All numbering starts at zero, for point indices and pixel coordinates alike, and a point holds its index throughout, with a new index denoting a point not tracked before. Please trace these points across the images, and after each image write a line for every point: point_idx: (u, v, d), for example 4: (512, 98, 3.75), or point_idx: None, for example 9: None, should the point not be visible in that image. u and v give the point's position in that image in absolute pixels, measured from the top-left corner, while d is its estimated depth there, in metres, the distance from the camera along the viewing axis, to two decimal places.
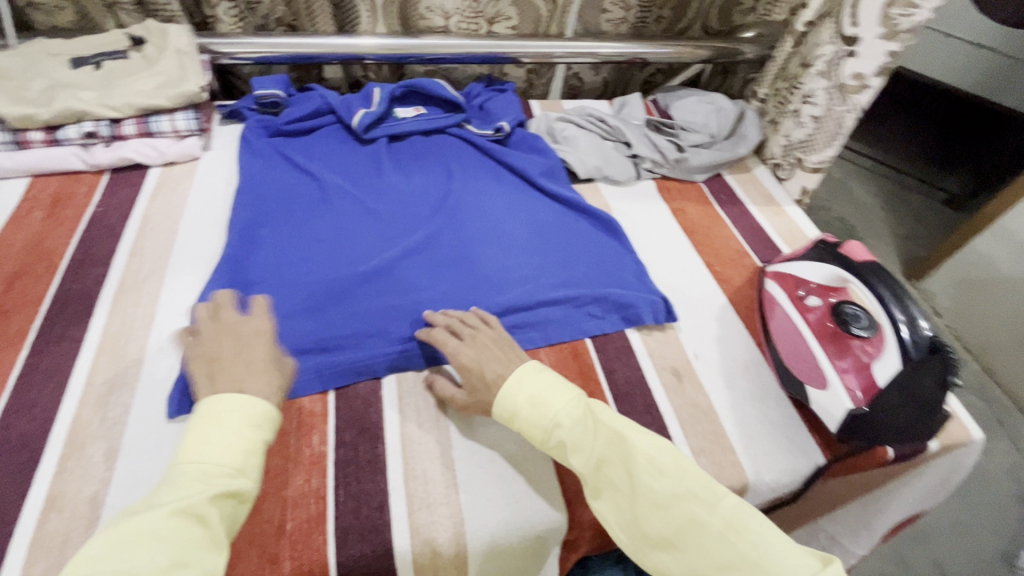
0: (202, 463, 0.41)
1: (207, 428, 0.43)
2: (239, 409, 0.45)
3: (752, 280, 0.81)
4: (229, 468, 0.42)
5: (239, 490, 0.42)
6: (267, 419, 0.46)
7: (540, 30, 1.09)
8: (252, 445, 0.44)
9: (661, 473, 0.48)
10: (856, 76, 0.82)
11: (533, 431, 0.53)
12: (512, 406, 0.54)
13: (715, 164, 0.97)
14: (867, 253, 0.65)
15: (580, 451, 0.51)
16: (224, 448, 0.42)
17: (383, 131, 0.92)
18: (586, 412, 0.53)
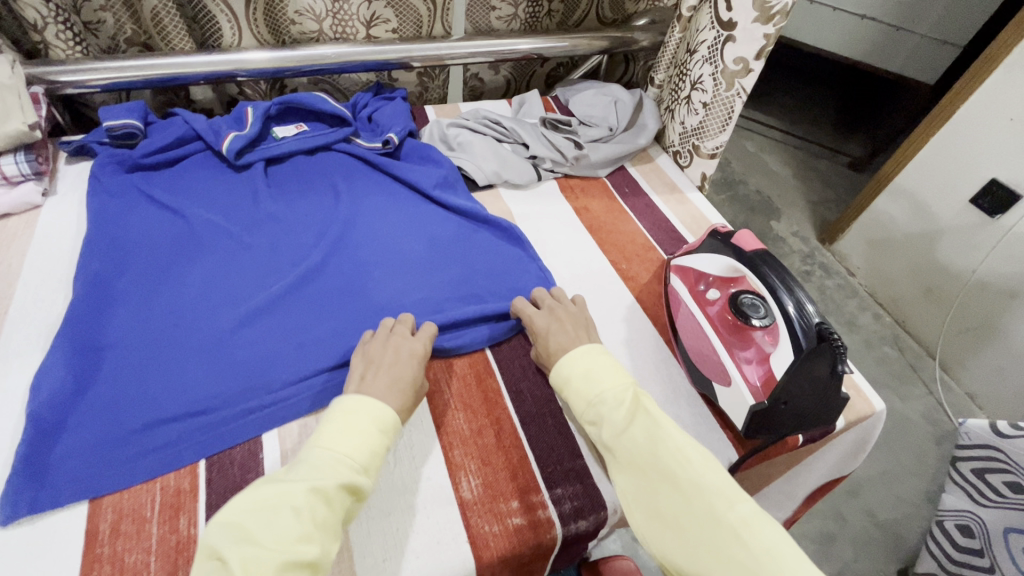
0: (337, 451, 0.48)
1: (347, 418, 0.50)
2: (363, 416, 0.51)
3: (659, 274, 0.80)
4: (355, 463, 0.48)
5: (360, 485, 0.47)
6: (393, 429, 0.52)
7: (424, 32, 1.04)
8: (377, 445, 0.50)
9: (688, 463, 0.47)
10: (739, 60, 0.81)
11: (578, 402, 0.56)
12: (567, 373, 0.57)
13: (615, 158, 0.96)
14: (757, 242, 0.64)
15: (612, 429, 0.52)
16: (357, 442, 0.49)
17: (259, 153, 0.84)
18: (634, 404, 0.53)
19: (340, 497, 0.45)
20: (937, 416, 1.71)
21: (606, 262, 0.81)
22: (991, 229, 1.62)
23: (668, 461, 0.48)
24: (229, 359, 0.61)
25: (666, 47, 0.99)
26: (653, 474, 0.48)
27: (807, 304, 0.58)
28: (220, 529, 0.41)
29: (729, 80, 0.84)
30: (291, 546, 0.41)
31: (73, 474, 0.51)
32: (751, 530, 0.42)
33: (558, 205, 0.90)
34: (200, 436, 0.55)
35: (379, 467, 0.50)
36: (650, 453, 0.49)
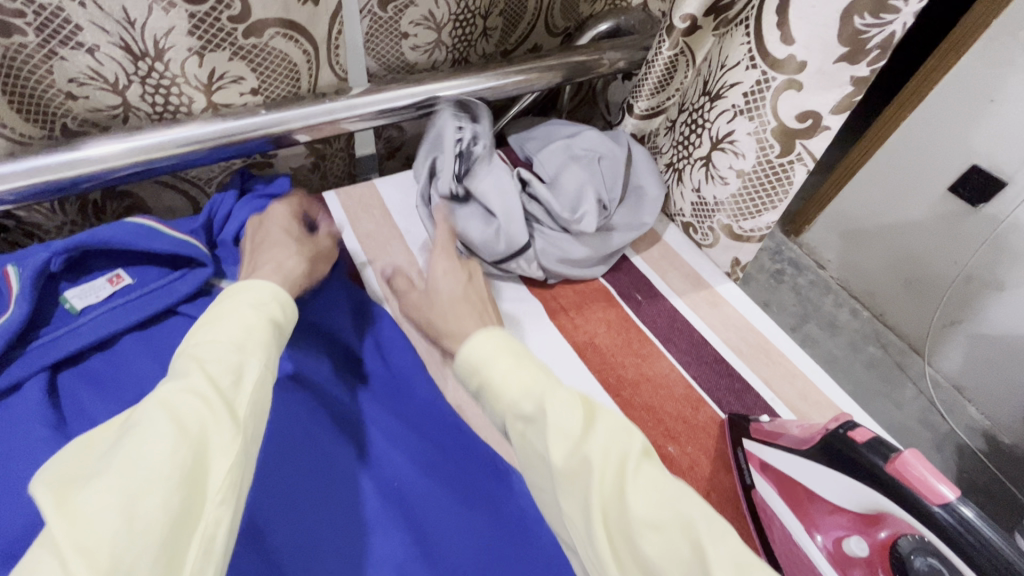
0: (196, 345, 0.37)
1: (211, 312, 0.40)
2: (234, 300, 0.41)
3: (723, 456, 0.53)
4: (229, 347, 0.37)
5: (244, 365, 0.36)
6: (272, 301, 0.43)
7: (303, 87, 0.67)
8: (256, 324, 0.40)
9: (658, 491, 0.35)
10: (802, 116, 0.55)
11: (499, 386, 0.41)
12: (481, 358, 0.42)
13: (615, 249, 0.67)
14: (923, 469, 0.38)
15: (562, 436, 0.37)
16: (225, 329, 0.38)
17: (36, 358, 0.48)
18: (584, 404, 0.39)
19: (221, 388, 0.34)
20: (932, 417, 1.63)
21: None
22: (974, 219, 1.49)
23: (633, 493, 0.34)
24: None
25: (651, 69, 0.68)
26: (612, 508, 0.34)
27: (967, 510, 0.36)
28: (43, 475, 0.29)
29: (782, 143, 0.58)
30: (146, 467, 0.29)
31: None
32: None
33: (550, 345, 0.60)
34: None
35: (267, 344, 0.39)
36: (616, 473, 0.35)
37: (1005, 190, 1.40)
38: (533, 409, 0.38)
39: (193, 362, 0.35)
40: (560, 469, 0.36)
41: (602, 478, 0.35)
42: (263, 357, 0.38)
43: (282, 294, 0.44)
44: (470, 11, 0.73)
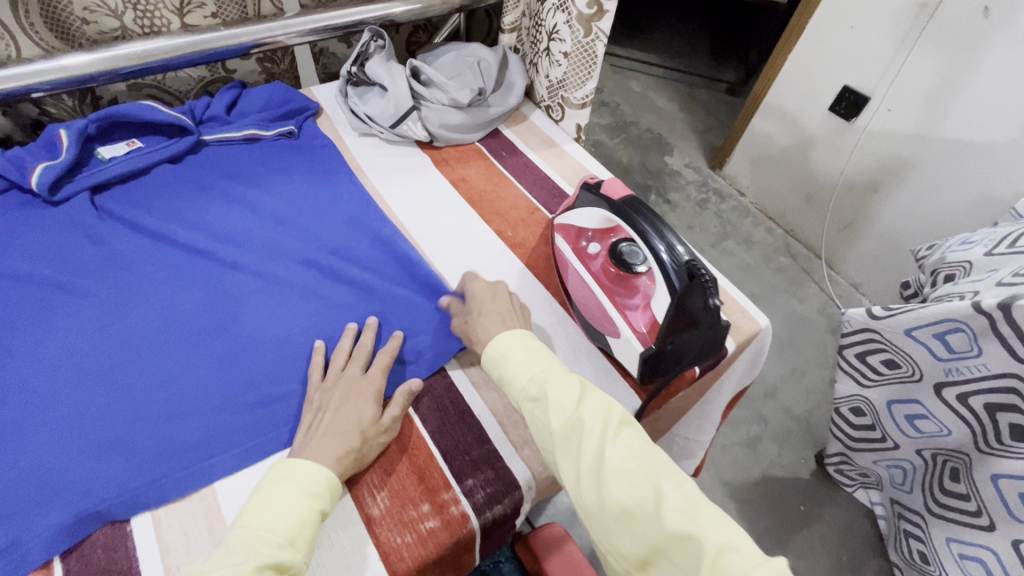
0: (258, 529, 0.44)
1: (271, 495, 0.47)
2: (297, 479, 0.48)
3: (546, 237, 0.78)
4: (281, 538, 0.44)
5: (288, 562, 0.43)
6: (327, 487, 0.48)
7: (250, 13, 0.92)
8: (306, 515, 0.46)
9: (632, 450, 0.48)
10: (589, 4, 0.80)
11: (518, 377, 0.55)
12: (506, 350, 0.57)
13: (486, 122, 0.92)
14: (624, 188, 0.63)
15: (561, 410, 0.51)
16: (280, 517, 0.45)
17: (81, 182, 0.73)
18: (580, 388, 0.53)
19: None
20: (830, 309, 1.83)
21: (491, 231, 0.78)
22: (850, 133, 1.68)
23: (612, 450, 0.48)
24: (73, 426, 0.53)
25: None
26: (593, 464, 0.48)
27: (679, 247, 0.56)
28: None
29: (585, 26, 0.83)
30: None
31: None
32: (700, 511, 0.44)
33: (432, 181, 0.85)
34: (46, 527, 0.47)
35: (311, 536, 0.46)
36: (600, 435, 0.49)
37: (868, 105, 1.60)
38: (536, 389, 0.53)
39: (249, 549, 0.42)
40: (556, 432, 0.50)
41: (591, 434, 0.49)
42: (303, 552, 0.45)
43: (335, 481, 0.49)
44: None
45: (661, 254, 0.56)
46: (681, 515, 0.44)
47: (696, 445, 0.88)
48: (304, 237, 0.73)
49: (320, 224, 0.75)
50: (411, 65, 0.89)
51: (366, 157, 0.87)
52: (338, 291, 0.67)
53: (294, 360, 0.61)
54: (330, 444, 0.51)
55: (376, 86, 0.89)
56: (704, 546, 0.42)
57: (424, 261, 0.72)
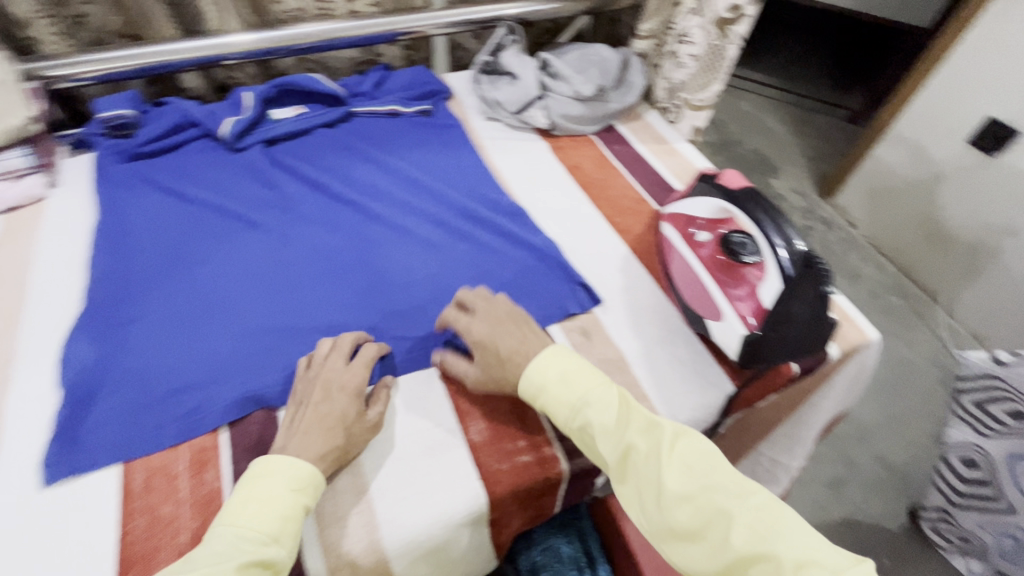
0: (240, 528, 0.44)
1: (252, 492, 0.47)
2: (278, 476, 0.47)
3: (651, 226, 0.81)
4: (263, 536, 0.44)
5: (271, 559, 0.43)
6: (311, 482, 0.48)
7: (404, 5, 1.03)
8: (290, 512, 0.46)
9: (689, 467, 0.49)
10: (731, 8, 0.84)
11: (557, 408, 0.54)
12: (540, 384, 0.55)
13: (604, 116, 0.96)
14: (743, 179, 0.66)
15: (608, 437, 0.52)
16: (263, 515, 0.45)
17: (261, 136, 0.86)
18: (622, 408, 0.53)
19: None
20: (942, 358, 1.65)
21: (599, 216, 0.82)
22: (992, 169, 1.52)
23: (669, 471, 0.48)
24: (240, 329, 0.63)
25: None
26: (652, 487, 0.49)
27: (798, 243, 0.58)
28: None
29: (722, 29, 0.86)
30: None
31: (101, 452, 0.53)
32: (775, 526, 0.45)
33: (547, 162, 0.90)
34: (217, 405, 0.57)
35: (296, 531, 0.46)
36: (655, 455, 0.50)
37: (1018, 140, 1.44)
38: (580, 421, 0.53)
39: (231, 547, 0.43)
40: (610, 462, 0.51)
41: (644, 456, 0.50)
42: (289, 547, 0.45)
43: (319, 475, 0.49)
44: None
45: (780, 249, 0.58)
46: (751, 536, 0.44)
47: (789, 469, 0.86)
48: (433, 199, 0.82)
49: (445, 191, 0.82)
50: (540, 58, 0.96)
51: (489, 136, 0.94)
52: (457, 250, 0.75)
53: (417, 303, 0.68)
54: (312, 440, 0.50)
55: (507, 75, 0.96)
56: (781, 561, 0.43)
57: (535, 231, 0.78)
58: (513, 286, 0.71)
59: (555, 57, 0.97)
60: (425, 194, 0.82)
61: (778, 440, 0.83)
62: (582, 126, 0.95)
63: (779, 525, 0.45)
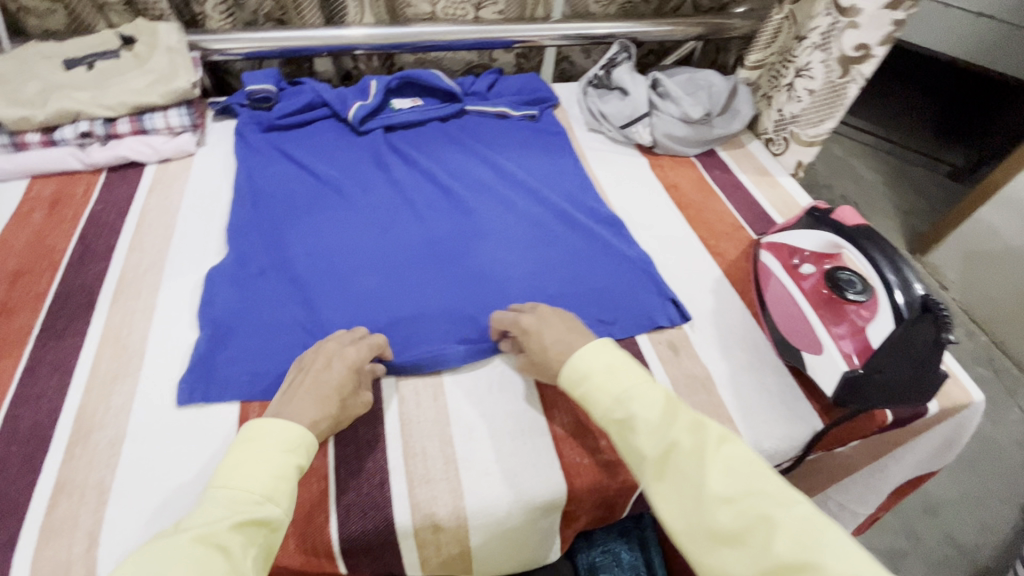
0: (232, 489, 0.44)
1: (242, 454, 0.46)
2: (269, 438, 0.47)
3: (747, 253, 0.80)
4: (257, 495, 0.44)
5: (267, 518, 0.43)
6: (302, 445, 0.48)
7: (526, 13, 1.08)
8: (285, 472, 0.46)
9: (732, 471, 0.46)
10: (857, 47, 0.81)
11: (601, 400, 0.52)
12: (586, 370, 0.53)
13: (707, 141, 0.97)
14: (859, 218, 0.65)
15: (650, 434, 0.48)
16: (255, 475, 0.44)
17: (381, 122, 0.93)
18: (669, 406, 0.50)
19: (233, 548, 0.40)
20: None
21: (694, 236, 0.83)
22: None
23: (712, 470, 0.45)
24: (350, 298, 0.68)
25: (765, 30, 0.98)
26: (694, 484, 0.45)
27: (917, 284, 0.57)
28: None
29: (844, 67, 0.84)
30: None
31: (227, 386, 0.59)
32: (821, 539, 0.41)
33: (646, 179, 0.91)
34: None
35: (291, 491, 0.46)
36: (699, 453, 0.46)
37: None
38: (623, 413, 0.50)
39: (224, 508, 0.42)
40: (652, 459, 0.48)
41: (686, 455, 0.47)
42: (284, 505, 0.45)
43: (310, 438, 0.49)
44: None
45: (894, 289, 0.57)
46: (794, 544, 0.41)
47: (853, 518, 0.82)
48: (534, 199, 0.85)
49: (546, 194, 0.85)
50: (652, 77, 0.98)
51: (591, 147, 0.97)
52: (552, 252, 0.77)
53: (511, 296, 0.71)
54: (307, 406, 0.51)
55: (617, 91, 0.99)
56: None
57: (630, 242, 0.80)
58: (604, 292, 0.73)
59: (667, 78, 0.98)
60: (526, 194, 0.86)
61: (853, 486, 0.78)
62: (682, 148, 0.96)
63: (827, 537, 0.41)
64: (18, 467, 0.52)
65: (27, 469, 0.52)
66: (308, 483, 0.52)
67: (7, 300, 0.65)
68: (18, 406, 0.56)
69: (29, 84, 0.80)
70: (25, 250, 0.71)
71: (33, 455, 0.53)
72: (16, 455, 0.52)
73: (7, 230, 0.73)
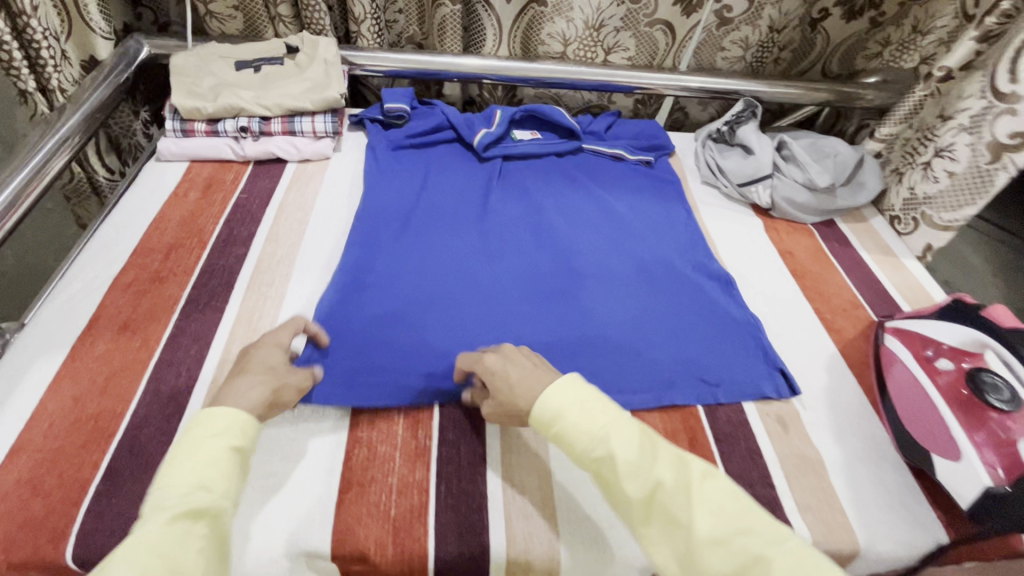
0: (164, 491, 0.42)
1: (181, 453, 0.44)
2: (201, 433, 0.45)
3: (867, 334, 0.76)
4: (190, 487, 0.42)
5: (205, 506, 0.41)
6: (234, 429, 0.47)
7: (655, 61, 1.10)
8: (217, 460, 0.44)
9: (717, 509, 0.44)
10: (1012, 134, 0.76)
11: (575, 439, 0.49)
12: (558, 407, 0.50)
13: (828, 210, 0.93)
14: (1015, 320, 0.60)
15: (633, 475, 0.47)
16: (185, 471, 0.43)
17: (502, 150, 0.96)
18: (645, 441, 0.49)
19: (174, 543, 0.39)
20: None
21: (808, 307, 0.79)
22: None
23: (698, 508, 0.44)
24: (462, 319, 0.70)
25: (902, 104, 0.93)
26: (679, 525, 0.44)
27: None
28: None
29: (993, 153, 0.78)
30: None
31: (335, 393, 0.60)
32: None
33: (759, 240, 0.89)
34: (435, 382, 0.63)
35: (228, 480, 0.44)
36: (684, 489, 0.45)
37: None
38: (603, 452, 0.48)
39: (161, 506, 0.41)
40: (636, 501, 0.47)
41: (673, 493, 0.45)
42: (222, 491, 0.43)
43: (243, 418, 0.48)
44: (773, 43, 1.08)
45: None
46: None
47: None
48: (643, 245, 0.85)
49: (657, 243, 0.85)
50: (777, 138, 0.96)
51: (704, 201, 0.96)
52: (660, 301, 0.77)
53: (616, 341, 0.71)
54: (235, 394, 0.50)
55: (740, 148, 0.98)
56: None
57: (740, 303, 0.78)
58: (710, 352, 0.71)
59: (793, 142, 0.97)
60: (637, 239, 0.86)
61: None
62: (800, 214, 0.93)
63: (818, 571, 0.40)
64: (155, 427, 0.56)
65: (163, 430, 0.56)
66: (409, 496, 0.53)
67: (159, 270, 0.71)
68: (160, 369, 0.61)
69: (204, 79, 0.89)
70: (180, 225, 0.78)
71: (169, 418, 0.57)
72: (154, 415, 0.57)
73: (166, 205, 0.81)
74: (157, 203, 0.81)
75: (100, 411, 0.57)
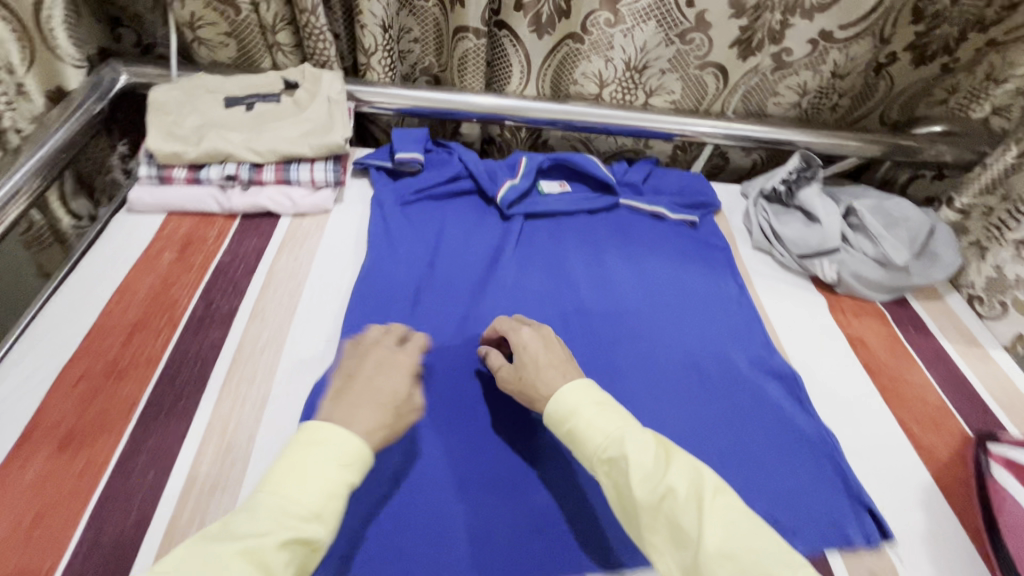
0: (280, 499, 0.40)
1: (289, 466, 0.41)
2: (321, 450, 0.42)
3: (961, 454, 0.64)
4: (306, 511, 0.40)
5: (313, 537, 0.39)
6: (356, 459, 0.43)
7: (702, 106, 0.98)
8: (334, 489, 0.41)
9: (731, 525, 0.41)
10: None
11: (592, 437, 0.48)
12: (573, 405, 0.50)
13: (901, 288, 0.81)
14: None
15: (644, 478, 0.44)
16: (304, 488, 0.40)
17: (528, 207, 0.84)
18: (662, 449, 0.46)
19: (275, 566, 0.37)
20: None
21: (890, 416, 0.67)
22: None
23: (710, 519, 0.41)
24: (485, 443, 0.59)
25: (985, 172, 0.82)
26: (688, 535, 0.41)
27: None
28: None
29: None
30: None
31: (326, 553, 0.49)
32: None
33: (823, 325, 0.77)
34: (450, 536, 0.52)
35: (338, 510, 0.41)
36: (695, 498, 0.42)
37: None
38: (614, 453, 0.46)
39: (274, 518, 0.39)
40: (642, 503, 0.44)
41: (684, 502, 0.42)
42: (330, 526, 0.41)
43: (363, 449, 0.44)
44: (833, 88, 0.96)
45: None
46: None
47: None
48: (690, 331, 0.73)
49: (707, 331, 0.73)
50: (846, 203, 0.85)
51: (758, 272, 0.83)
52: (716, 411, 0.64)
53: None
54: (357, 415, 0.46)
55: (799, 212, 0.86)
56: None
57: (807, 410, 0.65)
58: (777, 483, 0.59)
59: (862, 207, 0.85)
60: (683, 324, 0.74)
61: None
62: (869, 291, 0.80)
63: None
64: None
65: None
66: None
67: (117, 360, 0.59)
68: (106, 504, 0.49)
69: (187, 118, 0.77)
70: (148, 298, 0.65)
71: None
72: None
73: (134, 270, 0.68)
74: (123, 267, 0.69)
75: (19, 572, 0.45)
